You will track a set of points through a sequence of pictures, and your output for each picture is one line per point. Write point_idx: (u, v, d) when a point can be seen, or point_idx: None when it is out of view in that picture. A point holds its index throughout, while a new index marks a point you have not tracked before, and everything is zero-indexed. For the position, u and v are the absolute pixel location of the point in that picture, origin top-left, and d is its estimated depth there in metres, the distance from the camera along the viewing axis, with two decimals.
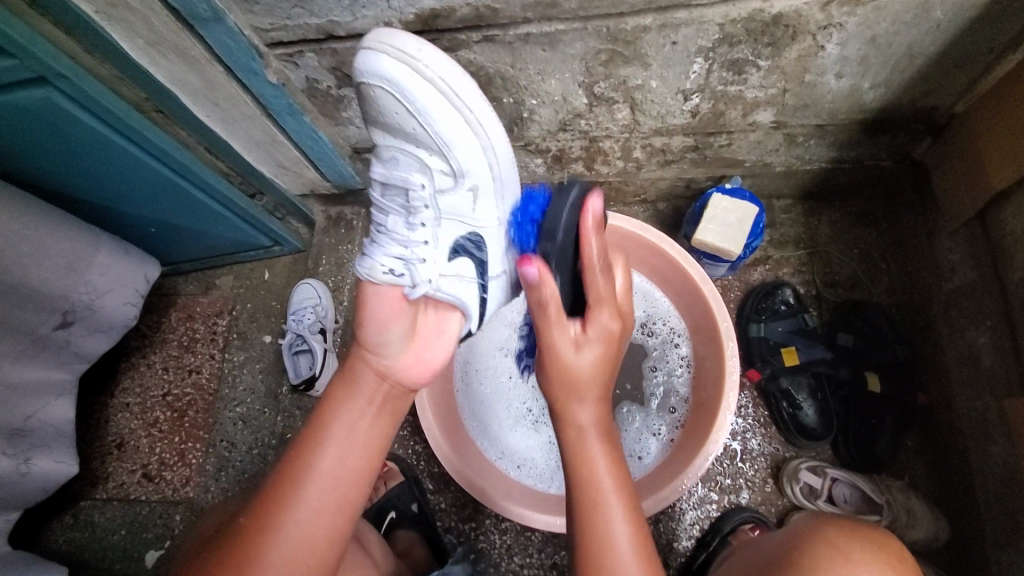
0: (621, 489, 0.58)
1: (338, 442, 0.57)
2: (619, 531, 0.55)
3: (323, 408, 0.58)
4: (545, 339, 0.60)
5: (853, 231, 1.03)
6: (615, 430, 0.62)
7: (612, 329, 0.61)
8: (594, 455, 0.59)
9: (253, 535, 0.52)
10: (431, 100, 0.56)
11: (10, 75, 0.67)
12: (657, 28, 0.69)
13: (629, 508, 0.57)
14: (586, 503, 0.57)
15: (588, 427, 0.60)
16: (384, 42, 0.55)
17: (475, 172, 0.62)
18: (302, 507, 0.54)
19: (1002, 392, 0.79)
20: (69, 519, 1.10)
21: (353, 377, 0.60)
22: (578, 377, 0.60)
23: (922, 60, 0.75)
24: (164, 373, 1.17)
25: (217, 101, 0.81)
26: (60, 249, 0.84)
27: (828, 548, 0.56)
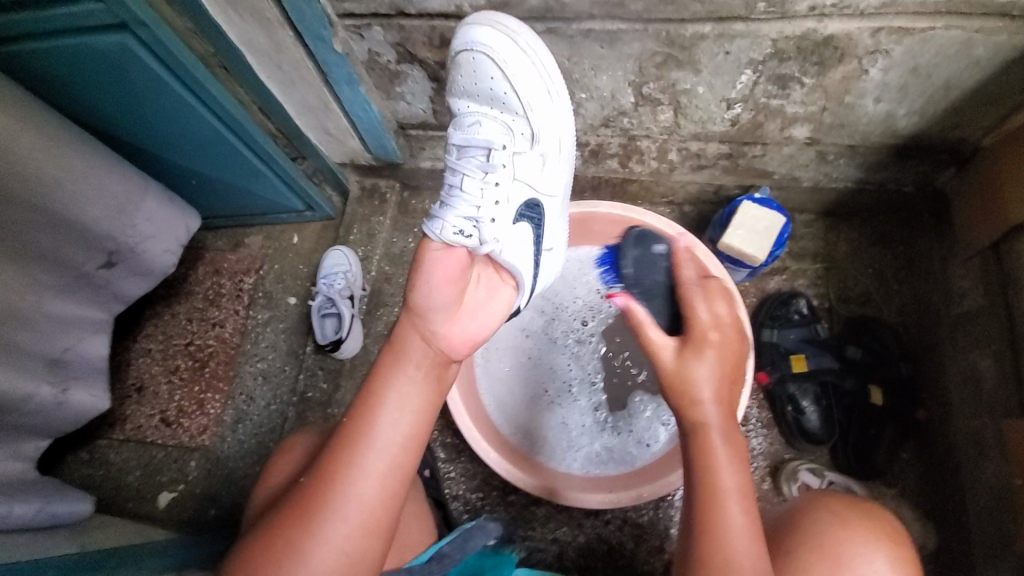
0: (744, 481, 0.57)
1: (391, 410, 0.60)
2: (732, 514, 0.54)
3: (375, 377, 0.62)
4: (647, 347, 0.66)
5: (869, 251, 1.07)
6: (737, 428, 0.60)
7: (717, 339, 0.64)
8: (719, 455, 0.57)
9: (317, 497, 0.56)
10: (517, 60, 0.70)
11: (93, 18, 0.70)
12: (713, 37, 0.72)
13: (743, 480, 0.57)
14: (677, 390, 0.61)
15: (712, 418, 0.59)
16: (481, 20, 0.69)
17: (545, 138, 0.76)
18: (357, 473, 0.57)
19: (1001, 413, 0.84)
20: (86, 456, 1.14)
21: (401, 348, 0.63)
22: (686, 370, 0.61)
23: (958, 93, 0.79)
24: (188, 324, 1.20)
25: (281, 64, 0.84)
26: (113, 191, 0.87)
27: (829, 515, 0.61)
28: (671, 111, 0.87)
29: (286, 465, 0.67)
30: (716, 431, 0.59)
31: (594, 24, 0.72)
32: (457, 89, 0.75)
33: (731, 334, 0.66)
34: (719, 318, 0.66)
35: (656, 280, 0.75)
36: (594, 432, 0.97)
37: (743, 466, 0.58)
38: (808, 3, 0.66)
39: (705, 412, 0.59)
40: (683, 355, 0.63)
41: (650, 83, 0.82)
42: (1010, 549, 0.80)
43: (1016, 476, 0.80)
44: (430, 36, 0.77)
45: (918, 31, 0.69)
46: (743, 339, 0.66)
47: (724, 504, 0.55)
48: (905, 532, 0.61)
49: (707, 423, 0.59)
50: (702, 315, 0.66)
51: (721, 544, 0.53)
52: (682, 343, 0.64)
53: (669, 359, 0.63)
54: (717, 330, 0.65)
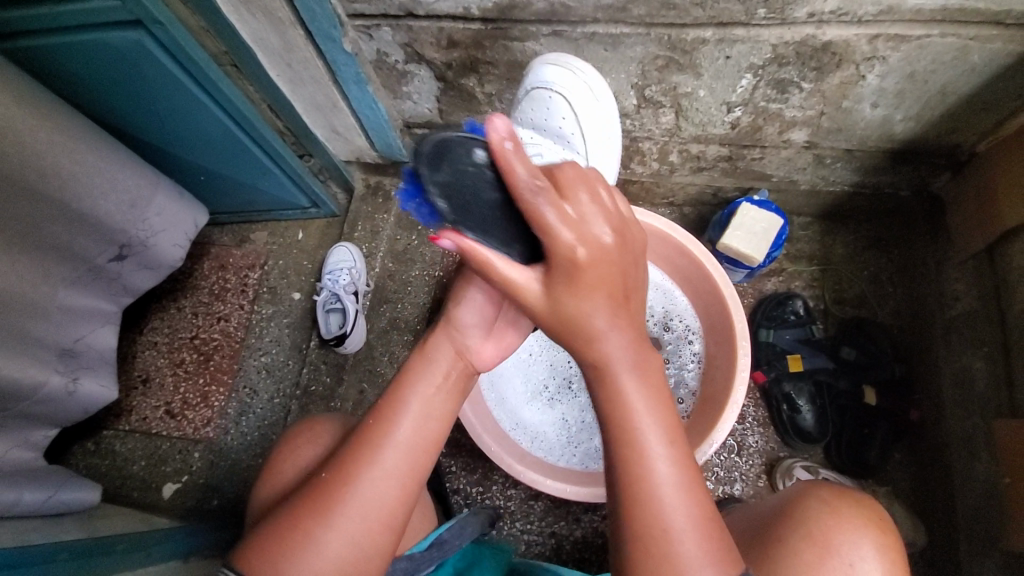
0: (671, 437, 0.51)
1: (415, 412, 0.61)
2: (661, 470, 0.50)
3: (403, 379, 0.63)
4: (552, 332, 0.54)
5: (865, 254, 1.09)
6: (654, 361, 0.54)
7: (606, 243, 0.51)
8: (632, 403, 0.51)
9: (337, 489, 0.56)
10: (580, 94, 0.75)
11: (109, 14, 0.72)
12: (715, 42, 0.74)
13: (675, 446, 0.51)
14: (603, 375, 0.53)
15: (627, 380, 0.52)
16: (553, 61, 0.76)
17: (598, 172, 0.79)
18: (378, 471, 0.57)
19: (991, 414, 0.86)
20: (92, 446, 1.15)
21: (430, 354, 0.65)
22: (562, 305, 0.52)
23: (953, 99, 0.81)
24: (193, 318, 1.21)
25: (291, 62, 0.86)
26: (125, 186, 0.89)
27: (820, 503, 0.62)
28: (672, 113, 0.89)
29: (303, 455, 0.68)
30: (619, 371, 0.52)
31: (599, 28, 0.74)
32: (524, 120, 0.78)
33: (608, 255, 0.52)
34: (586, 249, 0.51)
35: (482, 170, 0.55)
36: (593, 429, 0.98)
37: (667, 415, 0.52)
38: (807, 9, 0.68)
39: (608, 346, 0.52)
40: (550, 286, 0.53)
41: (652, 86, 0.84)
42: (997, 546, 0.82)
43: (1004, 475, 0.82)
44: (438, 37, 0.79)
45: (914, 38, 0.70)
46: (626, 256, 0.54)
47: (643, 448, 0.50)
48: (896, 526, 0.61)
49: (609, 355, 0.53)
50: (575, 249, 0.51)
51: (637, 507, 0.49)
52: (561, 267, 0.51)
53: (539, 293, 0.53)
54: (613, 235, 0.52)
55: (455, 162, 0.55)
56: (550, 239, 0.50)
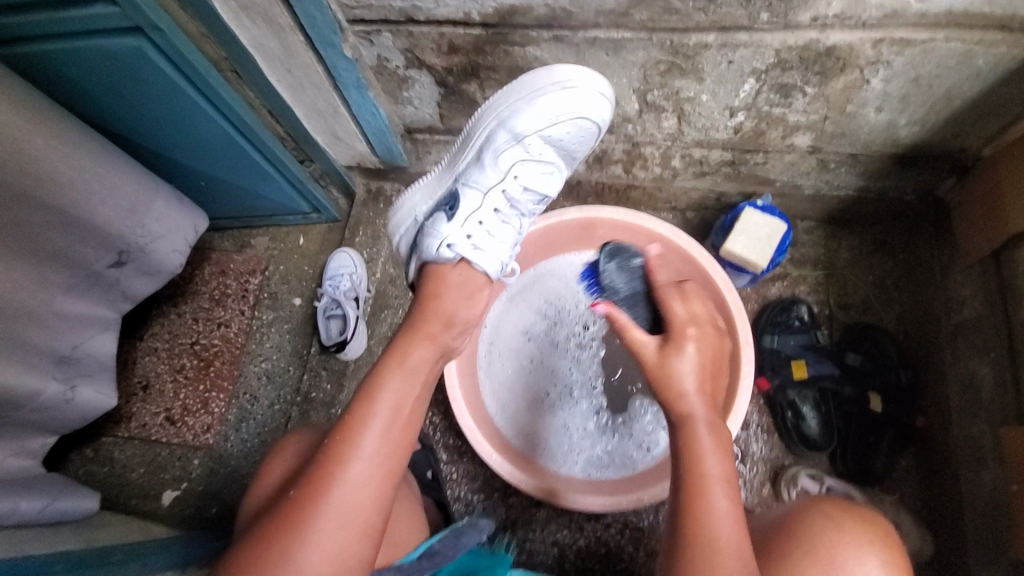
0: (727, 477, 0.57)
1: (380, 418, 0.63)
2: (721, 509, 0.55)
3: (369, 387, 0.65)
4: (631, 347, 0.67)
5: (870, 258, 1.08)
6: (724, 430, 0.60)
7: (704, 317, 0.69)
8: (704, 449, 0.57)
9: (309, 502, 0.57)
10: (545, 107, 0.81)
11: (109, 21, 0.72)
12: (717, 46, 0.73)
13: (726, 474, 0.57)
14: (684, 418, 0.60)
15: (702, 428, 0.59)
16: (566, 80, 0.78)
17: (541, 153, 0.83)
18: (348, 480, 0.59)
19: (998, 421, 0.85)
20: (91, 453, 1.15)
21: (393, 362, 0.67)
22: (665, 364, 0.63)
23: (958, 103, 0.80)
24: (193, 324, 1.21)
25: (291, 68, 0.86)
26: (124, 192, 0.89)
27: (827, 518, 0.61)
28: (674, 118, 0.88)
29: (275, 469, 0.67)
30: (701, 422, 0.59)
31: (600, 33, 0.73)
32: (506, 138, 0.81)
33: (720, 338, 0.68)
34: (684, 319, 0.69)
35: (566, 278, 0.71)
36: (595, 436, 0.98)
37: (721, 435, 0.59)
38: (810, 13, 0.67)
39: (691, 404, 0.60)
40: (667, 350, 0.64)
41: (654, 91, 0.83)
42: (1007, 555, 0.81)
43: (1013, 483, 0.81)
44: (438, 43, 0.78)
45: (918, 42, 0.70)
46: (722, 339, 0.68)
47: (709, 491, 0.56)
48: (900, 542, 0.61)
49: (694, 416, 0.59)
50: (675, 309, 0.70)
51: (699, 523, 0.54)
52: (667, 337, 0.66)
53: (651, 354, 0.65)
54: (702, 314, 0.70)
55: (488, 260, 0.76)
56: (674, 327, 0.67)
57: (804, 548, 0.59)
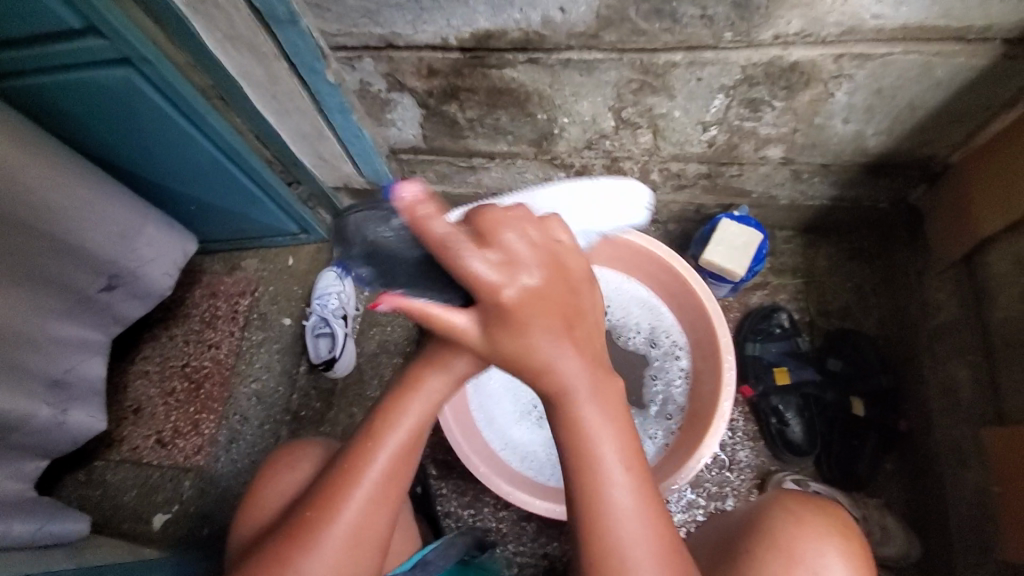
0: (631, 470, 0.56)
1: (397, 444, 0.62)
2: (621, 503, 0.55)
3: (386, 412, 0.63)
4: (445, 325, 0.55)
5: (848, 265, 1.10)
6: (617, 400, 0.59)
7: (556, 298, 0.55)
8: (590, 432, 0.56)
9: (320, 522, 0.59)
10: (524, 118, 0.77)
11: (98, 53, 0.74)
12: (685, 65, 0.76)
13: (630, 467, 0.56)
14: (561, 403, 0.57)
15: (596, 424, 0.57)
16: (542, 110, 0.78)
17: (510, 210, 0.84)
18: (359, 503, 0.60)
19: (977, 422, 0.87)
20: (83, 477, 1.15)
21: (422, 383, 0.63)
22: (501, 343, 0.54)
23: (921, 113, 0.83)
24: (184, 346, 1.22)
25: (276, 94, 0.88)
26: (116, 217, 0.90)
27: (785, 513, 0.63)
28: (649, 134, 0.91)
29: (275, 481, 0.69)
30: (582, 398, 0.57)
31: (572, 54, 0.76)
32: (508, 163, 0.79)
33: (553, 287, 0.55)
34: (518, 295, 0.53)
35: (403, 237, 0.57)
36: None
37: (625, 432, 0.58)
38: (772, 32, 0.70)
39: (564, 367, 0.56)
40: (493, 331, 0.54)
41: (628, 108, 0.86)
42: (991, 553, 0.82)
43: (994, 484, 0.82)
44: (418, 67, 0.81)
45: (878, 56, 0.73)
46: (570, 280, 0.57)
47: (606, 491, 0.55)
48: (859, 531, 0.62)
49: (577, 403, 0.57)
50: (502, 289, 0.52)
51: (595, 522, 0.55)
52: (493, 313, 0.53)
53: (474, 333, 0.55)
54: (541, 269, 0.54)
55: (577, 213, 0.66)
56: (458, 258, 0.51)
57: (765, 539, 0.61)
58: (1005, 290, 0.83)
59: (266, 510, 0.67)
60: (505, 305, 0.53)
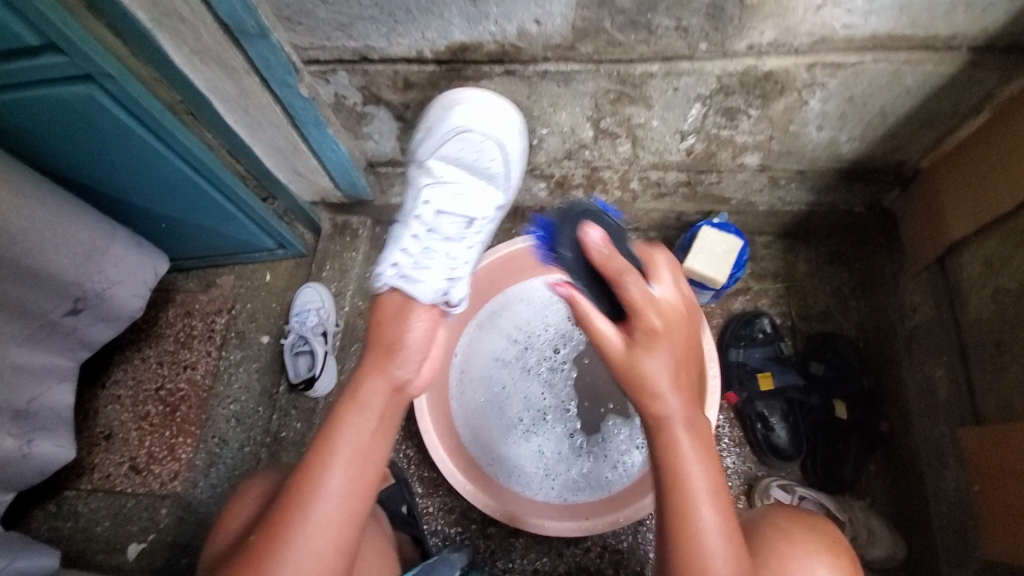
0: (713, 484, 0.56)
1: (343, 458, 0.61)
2: (706, 514, 0.54)
3: (325, 429, 0.63)
4: (591, 333, 0.60)
5: (827, 269, 1.12)
6: (702, 422, 0.58)
7: (659, 301, 0.58)
8: (682, 450, 0.56)
9: (264, 554, 0.57)
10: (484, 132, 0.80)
11: (58, 70, 0.71)
12: (662, 75, 0.76)
13: (712, 484, 0.56)
14: (660, 429, 0.56)
15: (680, 438, 0.56)
16: (457, 100, 0.79)
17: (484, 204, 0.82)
18: (307, 529, 0.58)
19: (956, 422, 0.88)
20: (51, 509, 1.10)
21: (362, 391, 0.65)
22: (638, 363, 0.56)
23: (892, 120, 0.84)
24: (158, 368, 1.18)
25: (248, 109, 0.87)
26: (80, 238, 0.87)
27: (772, 529, 0.64)
28: (629, 143, 0.91)
29: (243, 509, 0.67)
30: (678, 427, 0.56)
31: (549, 66, 0.76)
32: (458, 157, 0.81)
33: (675, 326, 0.58)
34: (656, 322, 0.58)
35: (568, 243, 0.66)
36: (570, 459, 0.97)
37: (713, 469, 0.56)
38: (746, 42, 0.71)
39: (665, 407, 0.56)
40: (634, 345, 0.57)
41: (607, 118, 0.86)
42: (974, 552, 0.83)
43: (974, 483, 0.83)
44: (394, 80, 0.80)
45: (849, 64, 0.74)
46: (691, 317, 0.61)
47: (695, 503, 0.55)
48: (847, 547, 0.63)
49: (666, 417, 0.56)
50: (634, 289, 0.57)
51: (688, 538, 0.54)
52: (640, 333, 0.57)
53: (617, 344, 0.58)
54: (673, 296, 0.60)
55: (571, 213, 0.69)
56: (629, 302, 0.58)
57: (753, 554, 0.61)
58: (978, 291, 0.84)
59: (229, 540, 0.65)
60: (642, 306, 0.57)
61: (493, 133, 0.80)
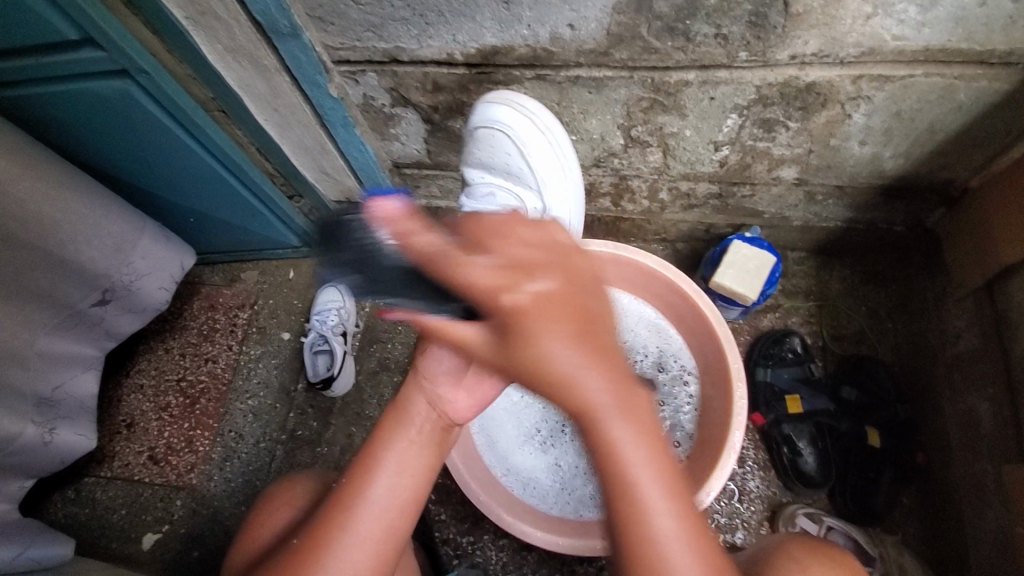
0: (674, 503, 0.52)
1: (391, 473, 0.60)
2: (664, 520, 0.51)
3: (373, 442, 0.63)
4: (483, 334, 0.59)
5: (862, 288, 1.07)
6: (637, 393, 0.54)
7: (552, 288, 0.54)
8: (619, 443, 0.52)
9: (303, 564, 0.56)
10: (525, 130, 0.73)
11: (95, 65, 0.72)
12: (698, 84, 0.74)
13: (651, 462, 0.53)
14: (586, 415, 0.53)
15: (617, 435, 0.52)
16: (499, 99, 0.74)
17: (558, 206, 0.77)
18: (353, 540, 0.57)
19: (1000, 458, 0.83)
20: (71, 494, 1.12)
21: (408, 408, 0.64)
22: (530, 343, 0.53)
23: (941, 137, 0.80)
24: (180, 359, 1.19)
25: (277, 107, 0.87)
26: (111, 231, 0.89)
27: (791, 562, 0.60)
28: (659, 152, 0.89)
29: (281, 515, 0.67)
30: (608, 415, 0.52)
31: (582, 71, 0.74)
32: (473, 160, 0.77)
33: (564, 292, 0.55)
34: (523, 300, 0.53)
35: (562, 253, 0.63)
36: (587, 474, 0.95)
37: (656, 453, 0.53)
38: (789, 52, 0.68)
39: (586, 384, 0.53)
40: (502, 286, 0.54)
41: (638, 126, 0.83)
42: None
43: (1017, 523, 0.78)
44: (423, 82, 0.79)
45: (898, 77, 0.70)
46: (581, 292, 0.56)
47: (638, 506, 0.52)
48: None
49: (599, 405, 0.52)
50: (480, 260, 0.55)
51: (634, 542, 0.51)
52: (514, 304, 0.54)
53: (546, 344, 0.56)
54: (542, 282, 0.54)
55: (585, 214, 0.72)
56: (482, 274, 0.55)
57: None
58: None
59: (264, 546, 0.65)
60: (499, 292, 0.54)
61: (518, 137, 0.73)
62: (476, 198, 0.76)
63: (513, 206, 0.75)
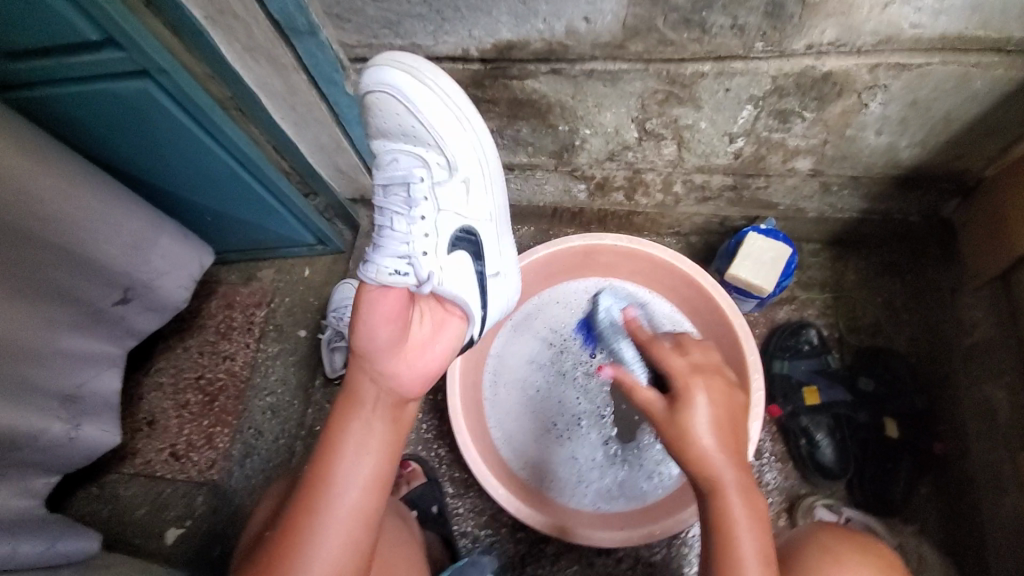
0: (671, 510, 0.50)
1: (351, 453, 0.62)
2: (747, 541, 0.54)
3: (329, 427, 0.64)
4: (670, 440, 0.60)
5: (878, 280, 1.07)
6: (758, 498, 0.57)
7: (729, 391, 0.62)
8: (738, 521, 0.55)
9: (285, 551, 0.58)
10: (417, 90, 0.68)
11: (115, 66, 0.74)
12: (713, 75, 0.74)
13: (750, 508, 0.56)
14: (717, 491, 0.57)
15: (728, 482, 0.56)
16: (393, 62, 0.68)
17: (467, 166, 0.73)
18: (329, 520, 0.59)
19: (1016, 447, 0.83)
20: (94, 491, 1.14)
21: (357, 390, 0.65)
22: (672, 427, 0.60)
23: (958, 125, 0.80)
24: (199, 358, 1.21)
25: (294, 105, 0.88)
26: (131, 230, 0.90)
27: (819, 553, 0.61)
28: (674, 145, 0.89)
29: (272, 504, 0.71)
30: (730, 490, 0.56)
31: (597, 65, 0.74)
32: (376, 130, 0.72)
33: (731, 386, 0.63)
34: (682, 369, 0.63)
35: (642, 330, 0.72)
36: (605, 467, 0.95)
37: (760, 528, 0.55)
38: (804, 42, 0.68)
39: (719, 470, 0.57)
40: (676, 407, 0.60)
41: (653, 119, 0.83)
42: None
43: None
44: None
45: (915, 66, 0.70)
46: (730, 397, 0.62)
47: (735, 533, 0.55)
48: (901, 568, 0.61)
49: (710, 453, 0.57)
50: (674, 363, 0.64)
51: (726, 562, 0.54)
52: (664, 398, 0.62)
53: (664, 418, 0.61)
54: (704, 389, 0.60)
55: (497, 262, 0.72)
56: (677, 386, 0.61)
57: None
58: None
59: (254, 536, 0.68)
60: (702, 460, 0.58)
61: (415, 95, 0.68)
62: (388, 176, 0.72)
63: (429, 180, 0.72)
